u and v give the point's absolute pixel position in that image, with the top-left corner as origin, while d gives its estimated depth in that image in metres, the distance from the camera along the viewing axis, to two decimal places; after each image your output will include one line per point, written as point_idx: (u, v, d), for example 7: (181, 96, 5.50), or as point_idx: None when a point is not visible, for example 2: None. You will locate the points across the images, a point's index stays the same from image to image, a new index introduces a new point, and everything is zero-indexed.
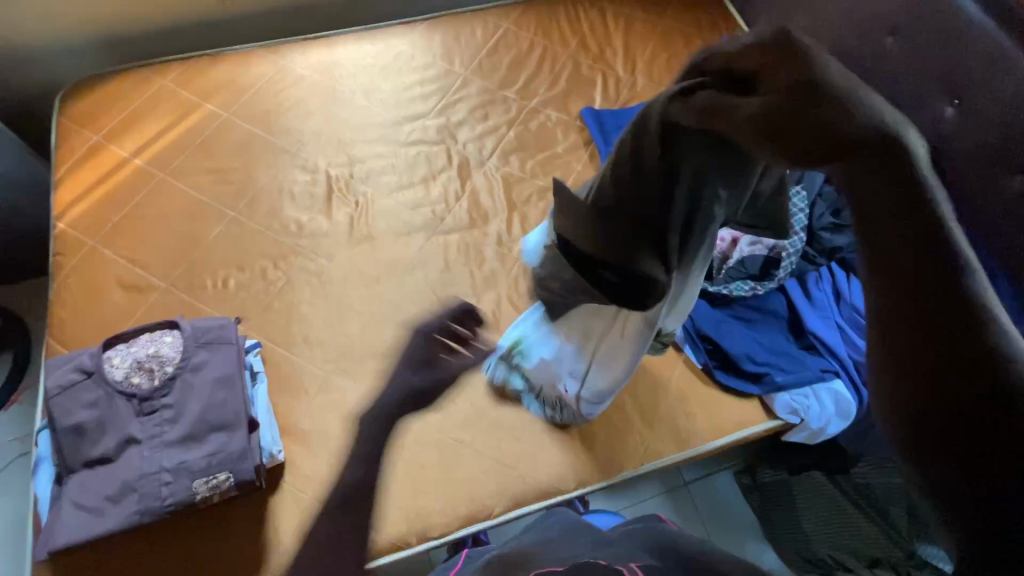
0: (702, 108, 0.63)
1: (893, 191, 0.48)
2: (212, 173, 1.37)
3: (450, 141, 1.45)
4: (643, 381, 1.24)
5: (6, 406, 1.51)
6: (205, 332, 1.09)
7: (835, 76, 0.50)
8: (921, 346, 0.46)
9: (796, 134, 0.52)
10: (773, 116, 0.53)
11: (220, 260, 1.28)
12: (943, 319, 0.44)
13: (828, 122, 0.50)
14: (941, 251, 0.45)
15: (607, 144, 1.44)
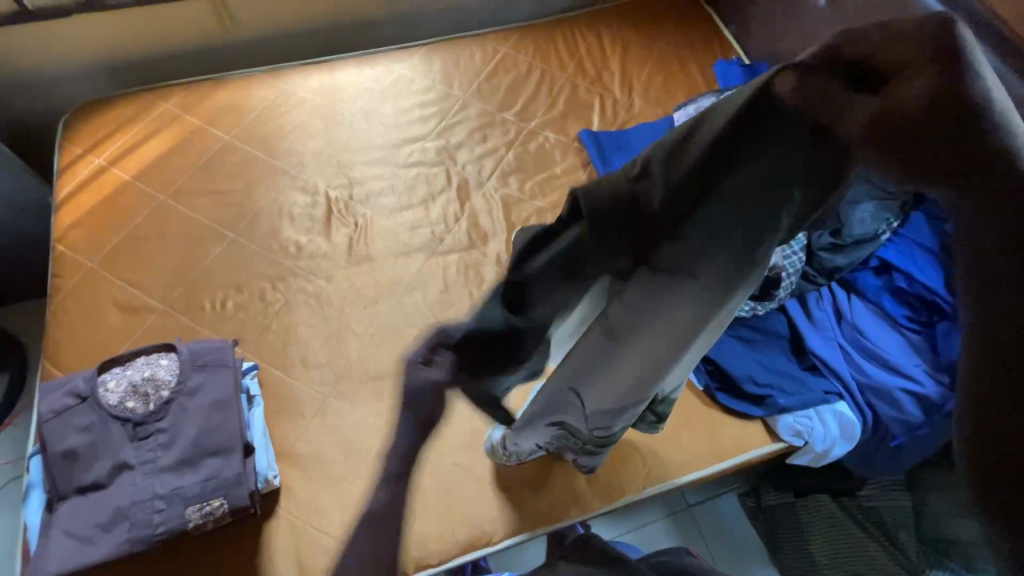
0: (812, 89, 0.47)
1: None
2: (212, 195, 1.38)
3: (450, 162, 1.46)
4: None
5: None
6: (202, 356, 1.08)
7: (989, 87, 0.40)
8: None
9: (922, 147, 0.41)
10: (898, 118, 0.42)
11: (219, 282, 1.28)
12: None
13: (963, 141, 0.40)
14: None
15: (606, 165, 1.45)
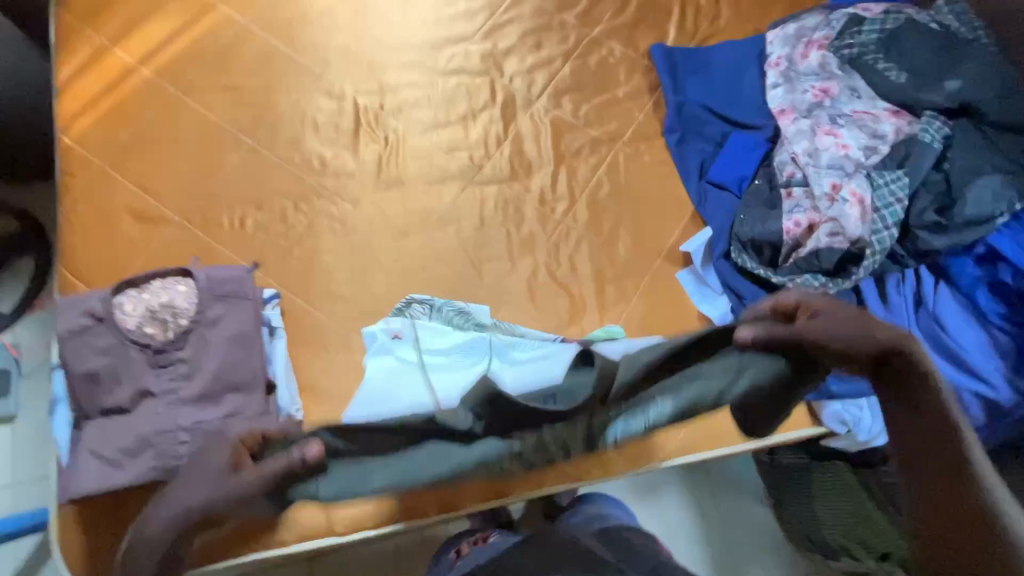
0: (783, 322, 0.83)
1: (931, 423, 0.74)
2: (227, 92, 1.28)
3: (495, 73, 1.33)
4: None
5: (32, 308, 1.51)
6: (220, 285, 1.00)
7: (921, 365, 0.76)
8: (951, 500, 0.71)
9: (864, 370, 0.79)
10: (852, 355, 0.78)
11: (247, 195, 1.22)
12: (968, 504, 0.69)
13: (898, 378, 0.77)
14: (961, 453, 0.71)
15: (678, 94, 1.31)
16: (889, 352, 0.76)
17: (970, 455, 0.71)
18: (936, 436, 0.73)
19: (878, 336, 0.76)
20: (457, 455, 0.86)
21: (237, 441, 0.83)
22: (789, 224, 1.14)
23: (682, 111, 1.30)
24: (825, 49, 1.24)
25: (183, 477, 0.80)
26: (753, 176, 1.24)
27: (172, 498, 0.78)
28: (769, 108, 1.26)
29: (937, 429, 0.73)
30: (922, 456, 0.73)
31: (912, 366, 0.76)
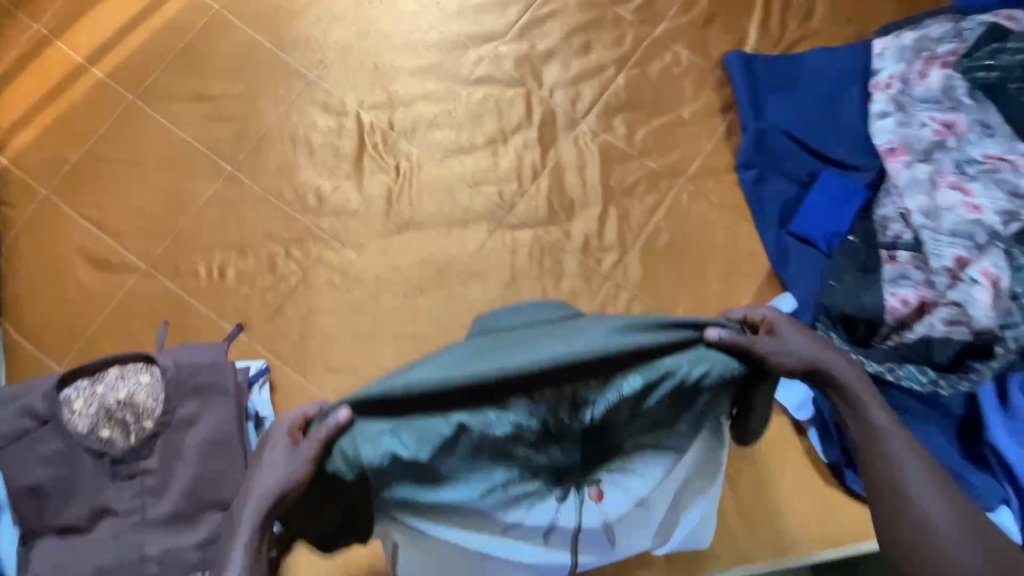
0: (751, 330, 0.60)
1: (873, 437, 0.54)
2: (198, 100, 1.02)
3: (533, 83, 1.07)
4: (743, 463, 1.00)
5: None
6: (194, 377, 0.81)
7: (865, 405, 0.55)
8: (892, 513, 0.51)
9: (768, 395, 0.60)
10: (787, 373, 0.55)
11: (227, 236, 0.99)
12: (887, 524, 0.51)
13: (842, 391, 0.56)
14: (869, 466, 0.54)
15: (759, 119, 1.06)
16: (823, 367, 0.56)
17: (901, 475, 0.52)
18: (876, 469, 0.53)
19: (806, 356, 0.56)
20: (466, 418, 0.50)
21: (272, 447, 0.54)
22: (892, 300, 0.95)
23: (763, 140, 1.06)
24: (951, 68, 0.98)
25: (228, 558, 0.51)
26: (847, 233, 1.02)
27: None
28: (874, 144, 1.02)
29: (882, 466, 0.53)
30: (909, 552, 0.50)
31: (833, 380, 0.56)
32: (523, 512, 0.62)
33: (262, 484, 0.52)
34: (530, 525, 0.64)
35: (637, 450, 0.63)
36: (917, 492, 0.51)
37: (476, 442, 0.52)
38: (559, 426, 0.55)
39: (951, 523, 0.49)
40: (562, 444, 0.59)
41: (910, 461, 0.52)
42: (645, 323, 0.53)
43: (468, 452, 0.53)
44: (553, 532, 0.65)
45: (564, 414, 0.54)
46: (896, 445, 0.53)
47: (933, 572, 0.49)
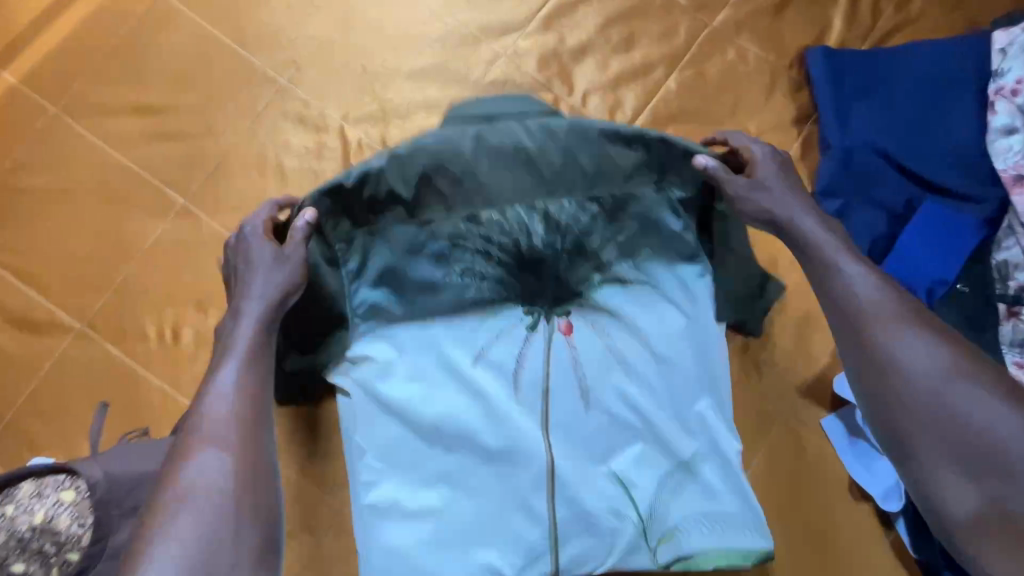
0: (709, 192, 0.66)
1: (820, 266, 0.57)
2: (139, 114, 0.80)
3: (561, 87, 0.86)
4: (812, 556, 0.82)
5: None
6: (132, 493, 0.62)
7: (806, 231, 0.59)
8: (868, 343, 0.52)
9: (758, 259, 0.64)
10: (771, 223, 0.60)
11: (182, 288, 0.79)
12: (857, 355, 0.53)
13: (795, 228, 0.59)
14: (841, 304, 0.54)
15: (844, 135, 0.85)
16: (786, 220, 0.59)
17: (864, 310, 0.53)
18: (815, 277, 0.57)
19: (781, 208, 0.60)
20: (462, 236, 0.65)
21: (255, 246, 0.59)
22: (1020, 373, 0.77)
23: (853, 161, 0.84)
24: None
25: (231, 353, 0.53)
26: (955, 280, 0.81)
27: (228, 371, 0.52)
28: (995, 168, 0.82)
29: (822, 273, 0.56)
30: (878, 389, 0.51)
31: (800, 233, 0.59)
32: (496, 339, 0.68)
33: (241, 333, 0.55)
34: (495, 350, 0.67)
35: (615, 265, 0.69)
36: (882, 317, 0.52)
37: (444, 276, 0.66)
38: (530, 250, 0.66)
39: (914, 340, 0.50)
40: (535, 279, 0.68)
41: (867, 285, 0.54)
42: (617, 133, 0.62)
43: (442, 285, 0.67)
44: (519, 383, 0.67)
45: (530, 232, 0.65)
46: (854, 278, 0.54)
47: (900, 393, 0.50)
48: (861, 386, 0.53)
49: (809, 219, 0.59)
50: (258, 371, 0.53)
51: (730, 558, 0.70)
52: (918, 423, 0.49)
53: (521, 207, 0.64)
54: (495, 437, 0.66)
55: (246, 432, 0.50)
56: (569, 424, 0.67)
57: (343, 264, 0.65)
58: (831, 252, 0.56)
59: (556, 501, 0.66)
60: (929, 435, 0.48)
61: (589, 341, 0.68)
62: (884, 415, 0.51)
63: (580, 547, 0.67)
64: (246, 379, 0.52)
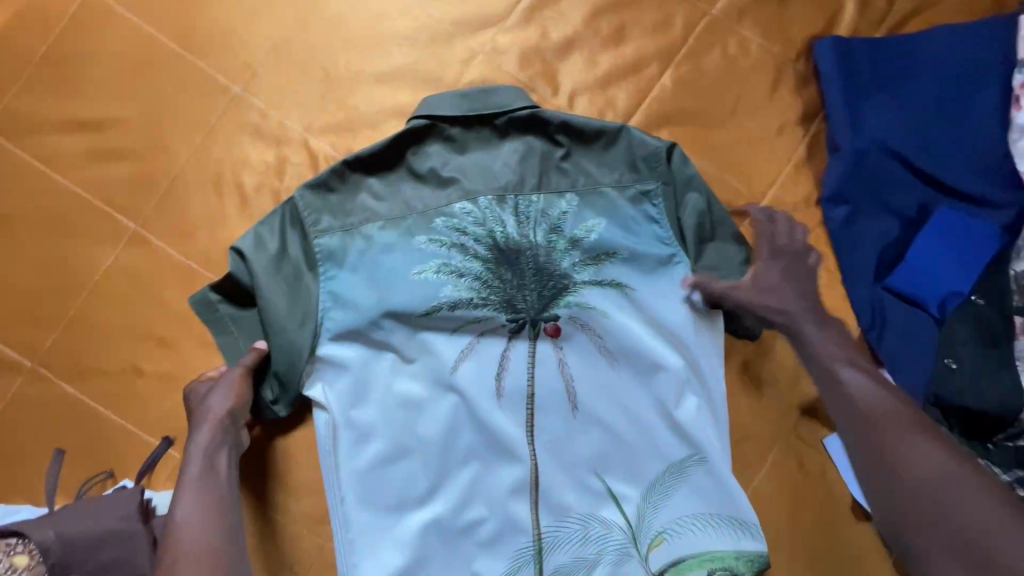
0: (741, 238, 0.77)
1: (821, 370, 0.63)
2: (81, 132, 0.74)
3: (545, 87, 0.78)
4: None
5: None
6: (90, 555, 0.58)
7: (809, 341, 0.65)
8: (878, 437, 0.56)
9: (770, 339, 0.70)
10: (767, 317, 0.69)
11: (141, 320, 0.73)
12: (858, 454, 0.57)
13: (800, 331, 0.66)
14: (849, 404, 0.59)
15: (855, 134, 0.78)
16: (789, 318, 0.67)
17: (865, 405, 0.58)
18: (824, 377, 0.62)
19: (778, 305, 0.68)
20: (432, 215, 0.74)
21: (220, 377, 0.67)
22: None
23: (863, 162, 0.78)
24: None
25: (186, 486, 0.57)
26: (970, 292, 0.76)
27: (190, 501, 0.55)
28: (1017, 169, 0.76)
29: (827, 373, 0.62)
30: (880, 482, 0.55)
31: (807, 340, 0.65)
32: (476, 352, 0.75)
33: (194, 465, 0.59)
34: (476, 363, 0.75)
35: (588, 275, 0.76)
36: (884, 415, 0.57)
37: (427, 261, 0.73)
38: (507, 244, 0.75)
39: (912, 442, 0.54)
40: (512, 272, 0.75)
41: (865, 386, 0.59)
42: (588, 126, 0.75)
43: (418, 277, 0.73)
44: (502, 391, 0.75)
45: (506, 224, 0.75)
46: (854, 380, 0.60)
47: (901, 488, 0.53)
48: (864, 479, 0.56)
49: (814, 328, 0.66)
50: (215, 484, 0.58)
51: (722, 561, 0.75)
52: (918, 517, 0.52)
53: (495, 224, 0.74)
54: (476, 439, 0.75)
55: (210, 537, 0.53)
56: (553, 425, 0.75)
57: (322, 293, 0.71)
58: (834, 359, 0.62)
59: (538, 508, 0.74)
60: (929, 528, 0.51)
61: (570, 335, 0.76)
62: (888, 505, 0.54)
63: (564, 553, 0.74)
64: (208, 503, 0.56)
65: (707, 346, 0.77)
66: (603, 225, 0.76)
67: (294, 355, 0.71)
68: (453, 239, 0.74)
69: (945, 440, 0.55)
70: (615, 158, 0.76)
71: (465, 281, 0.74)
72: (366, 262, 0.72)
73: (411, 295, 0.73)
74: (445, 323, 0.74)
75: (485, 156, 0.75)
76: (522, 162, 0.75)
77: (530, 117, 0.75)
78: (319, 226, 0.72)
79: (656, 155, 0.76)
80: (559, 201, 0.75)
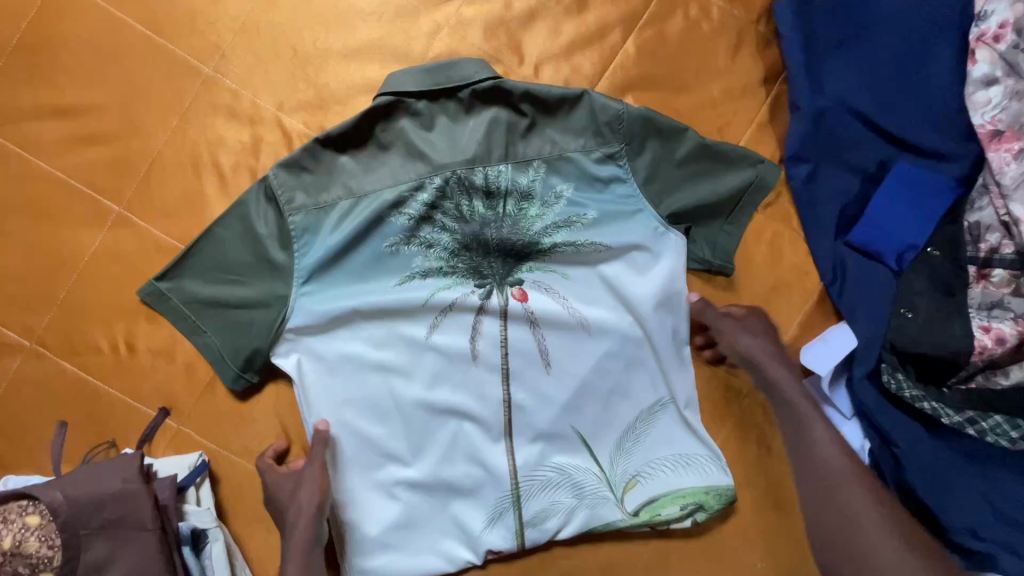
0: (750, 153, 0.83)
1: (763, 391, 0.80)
2: (60, 118, 0.76)
3: (511, 57, 0.80)
4: (775, 513, 0.84)
5: None
6: (96, 513, 0.63)
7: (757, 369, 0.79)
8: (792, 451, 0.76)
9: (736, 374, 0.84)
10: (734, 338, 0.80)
11: (130, 299, 0.77)
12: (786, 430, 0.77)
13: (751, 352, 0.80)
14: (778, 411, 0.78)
15: (816, 94, 0.80)
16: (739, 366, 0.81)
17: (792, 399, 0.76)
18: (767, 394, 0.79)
19: (741, 343, 0.80)
20: (400, 188, 0.77)
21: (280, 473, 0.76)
22: (983, 338, 0.75)
23: (822, 121, 0.79)
24: None
25: (293, 545, 0.71)
26: (926, 245, 0.78)
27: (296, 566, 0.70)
28: (972, 123, 0.77)
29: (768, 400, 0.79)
30: (845, 563, 0.69)
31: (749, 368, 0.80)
32: (450, 318, 0.79)
33: (300, 528, 0.72)
34: (452, 327, 0.79)
35: (556, 238, 0.80)
36: (842, 483, 0.71)
37: (398, 231, 0.77)
38: (474, 212, 0.78)
39: (820, 428, 0.74)
40: (483, 238, 0.79)
41: (825, 445, 0.73)
42: (551, 93, 0.77)
43: (391, 247, 0.77)
44: (478, 350, 0.79)
45: (474, 192, 0.78)
46: (780, 376, 0.78)
47: (865, 567, 0.68)
48: (825, 555, 0.71)
49: (761, 325, 0.80)
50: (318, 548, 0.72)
51: (694, 496, 0.80)
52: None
53: (461, 196, 0.77)
54: (459, 397, 0.79)
55: None
56: (528, 383, 0.80)
57: (297, 269, 0.75)
58: (769, 370, 0.78)
59: (515, 452, 0.80)
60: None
61: (540, 300, 0.80)
62: (812, 467, 0.74)
63: (541, 498, 0.80)
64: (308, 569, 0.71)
65: (668, 297, 0.81)
66: (569, 188, 0.79)
67: (274, 322, 0.75)
68: (422, 211, 0.77)
69: (888, 505, 0.71)
70: (577, 120, 0.78)
71: (438, 248, 0.78)
72: (342, 238, 0.75)
73: (386, 264, 0.78)
74: (417, 289, 0.78)
75: (452, 126, 0.77)
76: (489, 132, 0.77)
77: (492, 86, 0.76)
78: (293, 204, 0.74)
79: (619, 117, 0.78)
80: (527, 169, 0.78)
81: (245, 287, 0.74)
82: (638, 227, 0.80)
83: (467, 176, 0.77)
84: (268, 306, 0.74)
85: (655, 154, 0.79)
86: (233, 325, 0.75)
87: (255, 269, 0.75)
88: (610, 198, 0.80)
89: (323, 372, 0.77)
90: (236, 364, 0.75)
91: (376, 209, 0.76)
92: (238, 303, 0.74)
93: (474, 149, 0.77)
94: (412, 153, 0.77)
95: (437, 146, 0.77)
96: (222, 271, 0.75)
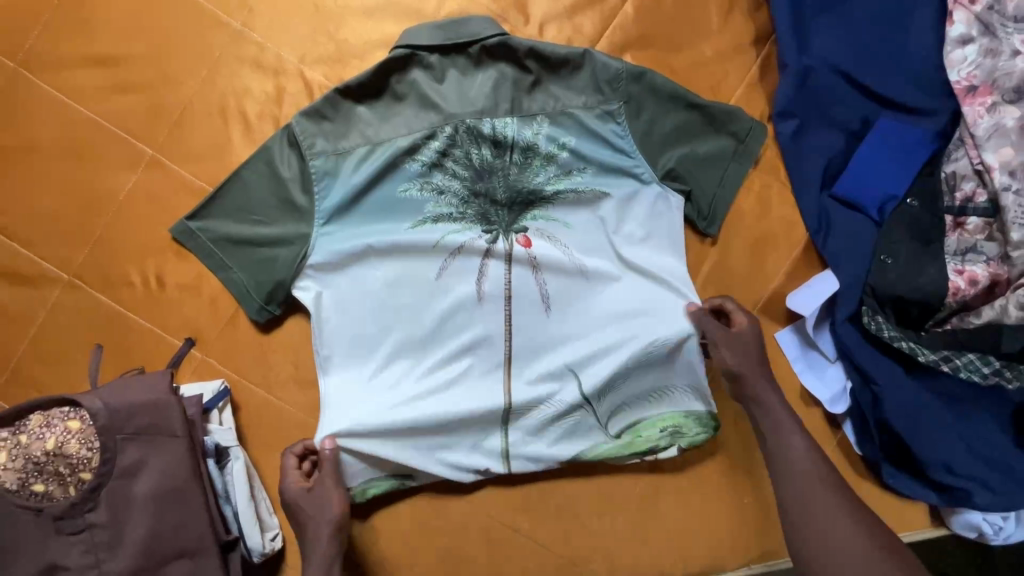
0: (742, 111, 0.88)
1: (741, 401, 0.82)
2: (98, 68, 0.82)
3: (517, 17, 0.86)
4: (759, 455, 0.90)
5: None
6: (130, 421, 0.69)
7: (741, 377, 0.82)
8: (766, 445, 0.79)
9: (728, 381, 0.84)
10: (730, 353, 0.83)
11: (160, 237, 0.83)
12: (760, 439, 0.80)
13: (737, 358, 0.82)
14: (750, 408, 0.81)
15: (803, 54, 0.85)
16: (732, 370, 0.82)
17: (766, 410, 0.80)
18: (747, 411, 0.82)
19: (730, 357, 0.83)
20: (413, 137, 0.82)
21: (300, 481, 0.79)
22: (957, 279, 0.81)
23: (809, 79, 0.84)
24: None
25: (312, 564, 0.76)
26: (906, 196, 0.83)
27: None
28: (949, 81, 0.82)
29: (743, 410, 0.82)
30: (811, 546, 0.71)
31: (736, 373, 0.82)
32: (458, 261, 0.84)
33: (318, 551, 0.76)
34: (461, 268, 0.84)
35: (558, 187, 0.85)
36: (813, 474, 0.75)
37: (410, 177, 0.83)
38: (482, 162, 0.84)
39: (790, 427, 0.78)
40: (489, 186, 0.84)
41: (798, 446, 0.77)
42: (555, 50, 0.82)
43: (404, 194, 0.83)
44: (484, 292, 0.84)
45: (482, 143, 0.83)
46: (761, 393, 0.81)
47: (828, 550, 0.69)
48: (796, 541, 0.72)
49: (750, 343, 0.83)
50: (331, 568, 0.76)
51: (683, 431, 0.85)
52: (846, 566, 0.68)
53: (470, 146, 0.83)
54: (464, 335, 0.84)
55: None
56: (531, 323, 0.85)
57: (317, 211, 0.80)
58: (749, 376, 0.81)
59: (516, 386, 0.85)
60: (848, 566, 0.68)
61: (543, 247, 0.85)
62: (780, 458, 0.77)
63: (540, 431, 0.85)
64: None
65: (662, 244, 0.86)
66: (571, 141, 0.84)
67: (294, 260, 0.80)
68: (433, 160, 0.83)
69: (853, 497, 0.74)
70: (579, 77, 0.84)
71: (448, 195, 0.84)
72: (358, 184, 0.81)
73: (399, 208, 0.83)
74: (427, 234, 0.84)
75: (462, 81, 0.83)
76: (496, 86, 0.83)
77: (500, 44, 0.82)
78: (313, 149, 0.80)
79: (618, 74, 0.83)
80: (532, 123, 0.84)
81: (266, 225, 0.80)
82: (636, 179, 0.85)
83: (476, 127, 0.83)
84: (288, 244, 0.80)
85: (653, 111, 0.84)
86: (254, 261, 0.80)
87: (276, 210, 0.80)
88: (609, 150, 0.84)
89: (338, 307, 0.83)
90: (258, 298, 0.81)
91: (391, 157, 0.82)
92: (258, 241, 0.80)
93: (482, 102, 0.82)
94: (424, 105, 0.82)
95: (448, 99, 0.82)
96: (243, 212, 0.80)
